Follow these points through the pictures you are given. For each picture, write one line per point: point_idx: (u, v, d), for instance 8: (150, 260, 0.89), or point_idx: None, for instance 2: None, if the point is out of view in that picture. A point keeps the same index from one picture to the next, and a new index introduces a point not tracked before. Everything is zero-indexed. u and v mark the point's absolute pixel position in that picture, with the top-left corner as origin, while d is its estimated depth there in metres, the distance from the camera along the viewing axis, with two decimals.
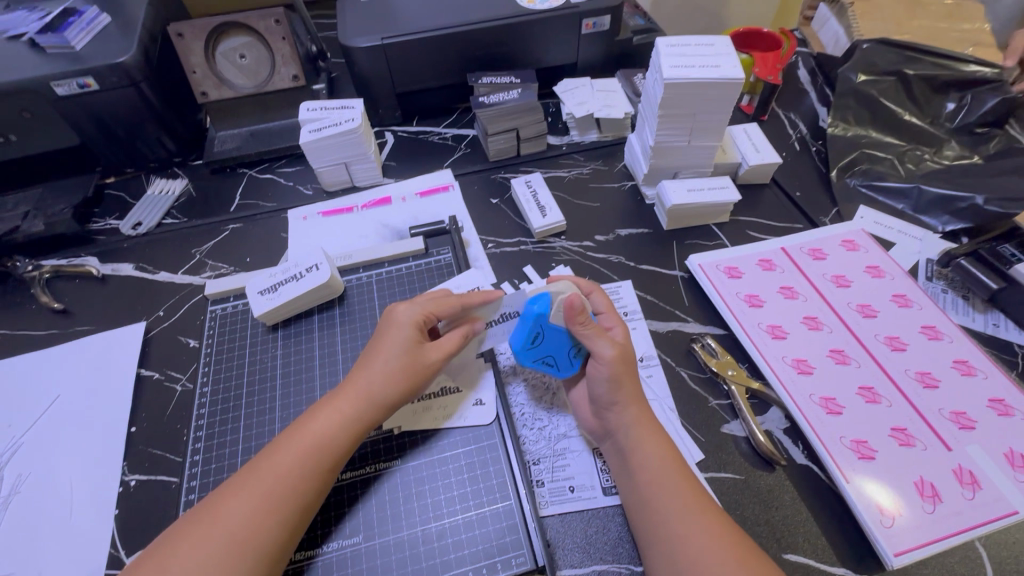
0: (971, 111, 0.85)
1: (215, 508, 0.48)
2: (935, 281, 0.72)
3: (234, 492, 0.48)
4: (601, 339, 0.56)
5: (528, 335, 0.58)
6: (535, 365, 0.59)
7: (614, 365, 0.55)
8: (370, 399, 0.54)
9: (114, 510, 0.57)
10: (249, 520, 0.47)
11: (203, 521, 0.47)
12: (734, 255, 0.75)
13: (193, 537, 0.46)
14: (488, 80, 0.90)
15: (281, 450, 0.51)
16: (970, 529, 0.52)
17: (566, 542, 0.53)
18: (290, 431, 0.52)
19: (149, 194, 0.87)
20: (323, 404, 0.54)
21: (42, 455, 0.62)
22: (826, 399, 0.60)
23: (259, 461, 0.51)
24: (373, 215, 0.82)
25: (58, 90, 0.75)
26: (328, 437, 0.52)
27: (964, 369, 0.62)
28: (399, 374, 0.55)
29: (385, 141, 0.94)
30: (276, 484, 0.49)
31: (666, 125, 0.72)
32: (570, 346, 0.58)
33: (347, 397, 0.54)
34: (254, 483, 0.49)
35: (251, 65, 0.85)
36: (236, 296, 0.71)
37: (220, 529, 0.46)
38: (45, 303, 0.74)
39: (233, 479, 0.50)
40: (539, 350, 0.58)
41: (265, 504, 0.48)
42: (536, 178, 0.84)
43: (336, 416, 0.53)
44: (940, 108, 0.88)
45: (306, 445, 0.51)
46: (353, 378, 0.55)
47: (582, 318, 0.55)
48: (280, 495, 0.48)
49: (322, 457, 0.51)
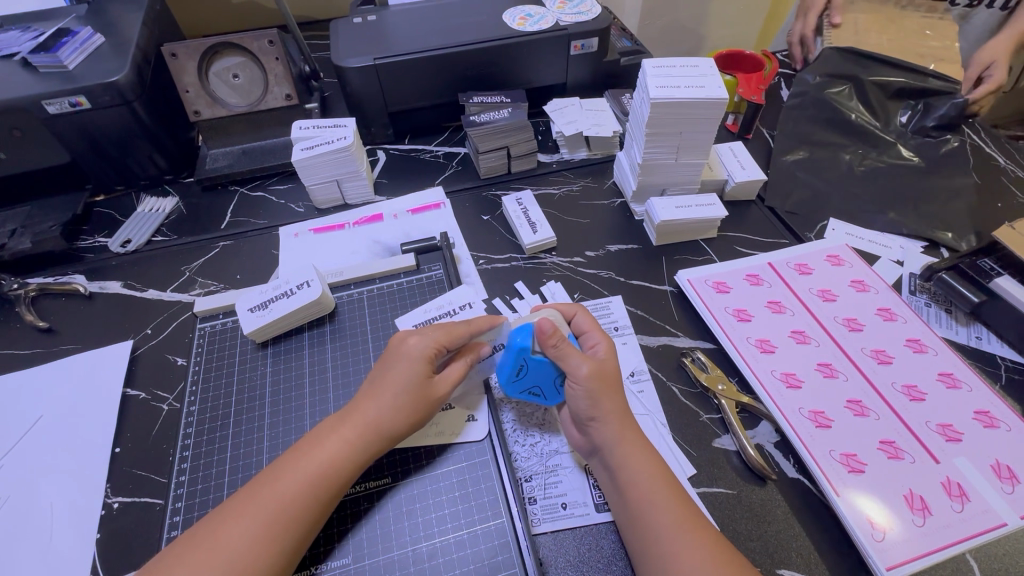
0: (927, 115, 0.93)
1: (213, 533, 0.47)
2: (918, 294, 0.74)
3: (233, 516, 0.48)
4: (574, 358, 0.56)
5: (511, 369, 0.57)
6: (522, 397, 0.60)
7: (588, 383, 0.55)
8: (378, 428, 0.53)
9: (95, 534, 0.56)
10: (249, 549, 0.46)
11: (199, 546, 0.46)
12: (723, 270, 0.76)
13: (189, 563, 0.45)
14: (479, 99, 0.90)
15: (284, 476, 0.50)
16: (961, 542, 0.52)
17: (558, 560, 0.52)
18: (292, 458, 0.52)
19: (139, 212, 0.86)
20: (328, 431, 0.53)
21: (22, 477, 0.60)
22: (816, 412, 0.61)
23: (259, 487, 0.50)
24: (365, 232, 0.83)
25: (49, 109, 0.75)
26: (333, 465, 0.51)
27: (949, 381, 0.63)
28: (409, 404, 0.55)
29: (377, 159, 0.95)
30: (277, 511, 0.48)
31: (653, 143, 0.74)
32: (555, 375, 0.58)
33: (351, 425, 0.53)
34: (255, 509, 0.48)
35: (244, 84, 0.86)
36: (225, 313, 0.71)
37: (217, 557, 0.45)
38: (30, 322, 0.73)
39: (230, 504, 0.49)
40: (525, 382, 0.59)
41: (266, 532, 0.47)
42: (527, 195, 0.84)
43: (343, 443, 0.52)
44: (896, 116, 0.95)
45: (310, 472, 0.50)
46: (361, 406, 0.55)
47: (554, 340, 0.55)
48: (282, 523, 0.48)
49: (326, 486, 0.50)
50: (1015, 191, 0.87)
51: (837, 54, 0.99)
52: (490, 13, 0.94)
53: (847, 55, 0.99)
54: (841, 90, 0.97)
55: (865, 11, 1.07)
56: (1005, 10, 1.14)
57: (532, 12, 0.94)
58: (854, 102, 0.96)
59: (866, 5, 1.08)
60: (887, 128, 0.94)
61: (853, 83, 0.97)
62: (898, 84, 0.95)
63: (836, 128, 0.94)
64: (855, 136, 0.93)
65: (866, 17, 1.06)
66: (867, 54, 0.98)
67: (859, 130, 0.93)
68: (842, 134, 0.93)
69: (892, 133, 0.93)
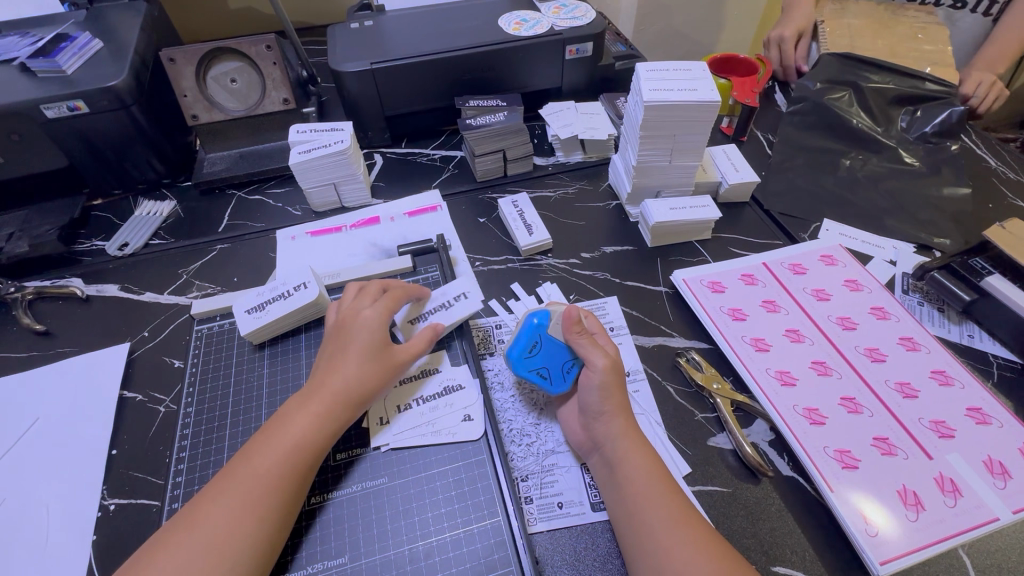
0: (925, 122, 0.94)
1: (194, 517, 0.47)
2: (911, 293, 0.74)
3: (213, 499, 0.48)
4: (594, 348, 0.58)
5: (526, 342, 0.60)
6: (528, 376, 0.60)
7: (605, 374, 0.56)
8: (345, 397, 0.55)
9: (91, 536, 0.56)
10: (230, 525, 0.46)
11: (182, 529, 0.46)
12: (718, 270, 0.76)
13: (173, 547, 0.45)
14: (475, 103, 0.91)
15: (258, 453, 0.51)
16: (955, 536, 0.52)
17: (555, 558, 0.52)
18: (265, 435, 0.52)
19: (137, 216, 0.87)
20: (297, 407, 0.54)
21: (18, 480, 0.60)
22: (810, 410, 0.61)
23: (235, 467, 0.50)
24: (362, 234, 0.83)
25: (47, 113, 0.76)
26: (306, 435, 0.52)
27: (943, 379, 0.64)
28: (372, 371, 0.57)
29: (374, 163, 0.96)
30: (255, 486, 0.48)
31: (647, 145, 0.75)
32: (568, 360, 0.59)
33: (321, 398, 0.54)
34: (233, 487, 0.48)
35: (242, 89, 0.87)
36: (223, 315, 0.71)
37: (200, 537, 0.45)
38: (27, 325, 0.73)
39: (209, 488, 0.49)
40: (535, 360, 0.60)
41: (244, 507, 0.47)
42: (522, 198, 0.85)
43: (313, 415, 0.53)
44: (895, 121, 0.95)
45: (283, 446, 0.51)
46: (325, 377, 0.56)
47: (578, 328, 0.59)
48: (259, 497, 0.48)
49: (302, 456, 0.51)
50: (1007, 192, 0.88)
51: (832, 61, 1.00)
52: (485, 19, 0.95)
53: (841, 61, 1.00)
54: (841, 96, 0.98)
55: (857, 17, 1.08)
56: (989, 15, 1.17)
57: (527, 17, 0.95)
58: (848, 105, 0.97)
59: (859, 11, 1.09)
60: (881, 133, 0.94)
61: (851, 90, 0.98)
62: (889, 90, 0.96)
63: (829, 132, 0.95)
64: (849, 138, 0.94)
65: (857, 21, 1.07)
66: (862, 60, 0.99)
67: (852, 134, 0.94)
68: (835, 137, 0.94)
69: (887, 138, 0.94)
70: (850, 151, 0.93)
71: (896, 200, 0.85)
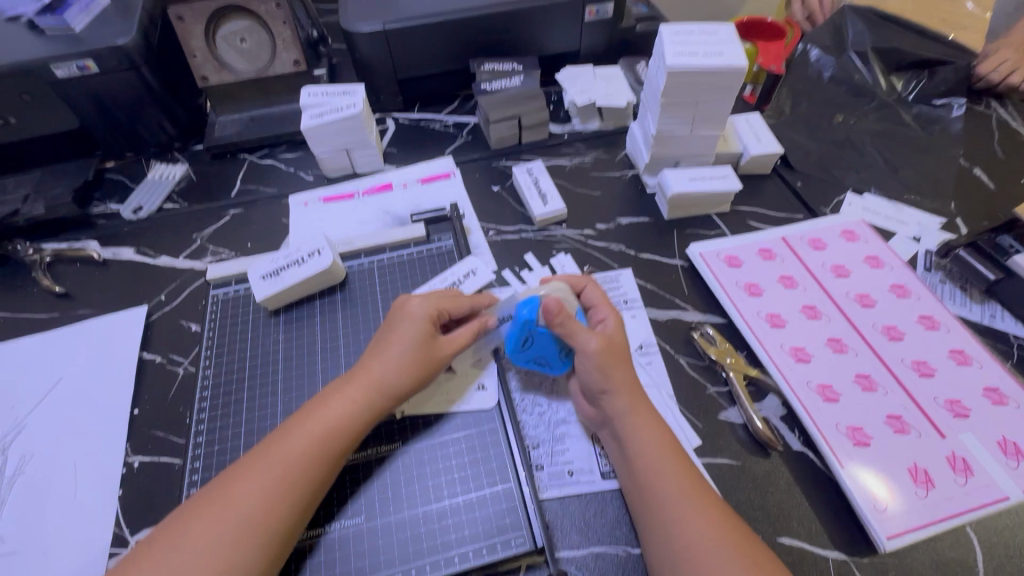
0: (932, 79, 0.91)
1: (226, 490, 0.48)
2: (933, 271, 0.73)
3: (247, 474, 0.49)
4: (585, 333, 0.55)
5: (516, 337, 0.58)
6: (527, 364, 0.60)
7: (598, 356, 0.55)
8: (382, 387, 0.55)
9: (118, 491, 0.58)
10: (264, 506, 0.47)
11: (215, 502, 0.48)
12: (735, 244, 0.75)
13: (206, 518, 0.47)
14: (490, 67, 0.89)
15: (292, 435, 0.51)
16: (962, 514, 0.53)
17: (564, 524, 0.54)
18: (302, 417, 0.53)
19: (149, 178, 0.87)
20: (336, 391, 0.55)
21: (45, 436, 0.62)
22: (824, 386, 0.61)
23: (269, 446, 0.51)
24: (375, 201, 0.82)
25: (57, 73, 0.75)
26: (340, 424, 0.52)
27: (960, 358, 0.63)
28: (413, 363, 0.56)
29: (386, 128, 0.94)
30: (289, 468, 0.49)
31: (668, 113, 0.72)
32: (561, 347, 0.58)
33: (358, 383, 0.55)
34: (267, 467, 0.49)
35: (251, 49, 0.85)
36: (237, 281, 0.71)
37: (234, 511, 0.47)
38: (46, 287, 0.74)
39: (242, 463, 0.50)
40: (530, 352, 0.59)
41: (274, 489, 0.48)
42: (537, 165, 0.83)
43: (348, 402, 0.54)
44: (898, 82, 0.93)
45: (317, 429, 0.52)
46: (365, 367, 0.56)
47: (562, 318, 0.54)
48: (292, 480, 0.49)
49: (334, 444, 0.52)
50: None
51: (862, 20, 0.92)
52: None
53: (872, 18, 0.93)
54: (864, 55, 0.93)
55: None
56: None
57: None
58: (882, 74, 0.93)
59: None
60: (912, 105, 0.91)
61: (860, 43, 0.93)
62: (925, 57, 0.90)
63: (856, 103, 0.92)
64: (877, 108, 0.91)
65: None
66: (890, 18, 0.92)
67: (881, 107, 0.91)
68: (862, 106, 0.91)
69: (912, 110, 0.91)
70: (878, 122, 0.89)
71: (924, 176, 0.83)
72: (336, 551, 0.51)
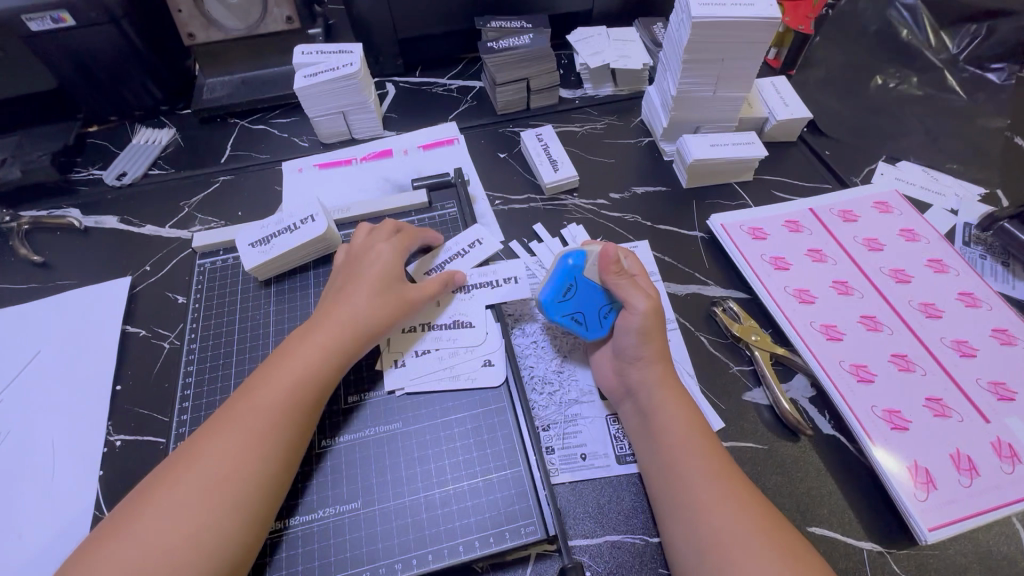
0: (986, 39, 0.85)
1: (190, 453, 0.45)
2: (972, 246, 0.68)
3: (212, 434, 0.45)
4: (636, 290, 0.53)
5: (559, 285, 0.55)
6: (561, 321, 0.55)
7: (646, 318, 0.52)
8: (351, 327, 0.52)
9: (99, 471, 0.54)
10: (230, 460, 0.44)
11: (178, 466, 0.44)
12: (759, 215, 0.70)
13: (169, 484, 0.43)
14: (497, 24, 0.82)
15: (257, 386, 0.48)
16: (1010, 504, 0.48)
17: (576, 511, 0.50)
18: (267, 368, 0.50)
19: (134, 143, 0.81)
20: (301, 338, 0.51)
21: (22, 412, 0.58)
22: (857, 365, 0.56)
23: (234, 402, 0.48)
24: (374, 168, 0.77)
25: (31, 26, 0.70)
26: (308, 368, 0.49)
27: (1004, 338, 0.58)
28: (381, 303, 0.54)
29: (386, 92, 0.88)
30: (256, 421, 0.46)
31: (690, 72, 0.67)
32: (606, 304, 0.55)
33: (325, 328, 0.52)
34: (233, 422, 0.46)
35: (240, 4, 0.78)
36: (225, 250, 0.66)
37: (198, 470, 0.43)
38: (24, 256, 0.69)
39: (207, 424, 0.47)
40: (569, 304, 0.55)
41: (246, 446, 0.45)
42: (548, 130, 0.78)
43: (315, 346, 0.50)
44: (948, 41, 0.87)
45: (284, 376, 0.48)
46: (332, 311, 0.53)
47: (616, 268, 0.53)
48: (260, 433, 0.46)
49: (303, 389, 0.48)
50: None
51: None
52: None
53: None
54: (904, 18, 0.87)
55: None
56: None
57: None
58: (930, 31, 0.87)
59: None
60: (962, 66, 0.85)
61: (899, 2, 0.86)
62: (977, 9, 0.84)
63: (888, 67, 0.86)
64: (911, 73, 0.85)
65: None
66: None
67: (914, 72, 0.85)
68: (895, 72, 0.85)
69: (951, 74, 0.85)
70: (913, 88, 0.83)
71: (963, 145, 0.77)
72: (330, 538, 0.48)
